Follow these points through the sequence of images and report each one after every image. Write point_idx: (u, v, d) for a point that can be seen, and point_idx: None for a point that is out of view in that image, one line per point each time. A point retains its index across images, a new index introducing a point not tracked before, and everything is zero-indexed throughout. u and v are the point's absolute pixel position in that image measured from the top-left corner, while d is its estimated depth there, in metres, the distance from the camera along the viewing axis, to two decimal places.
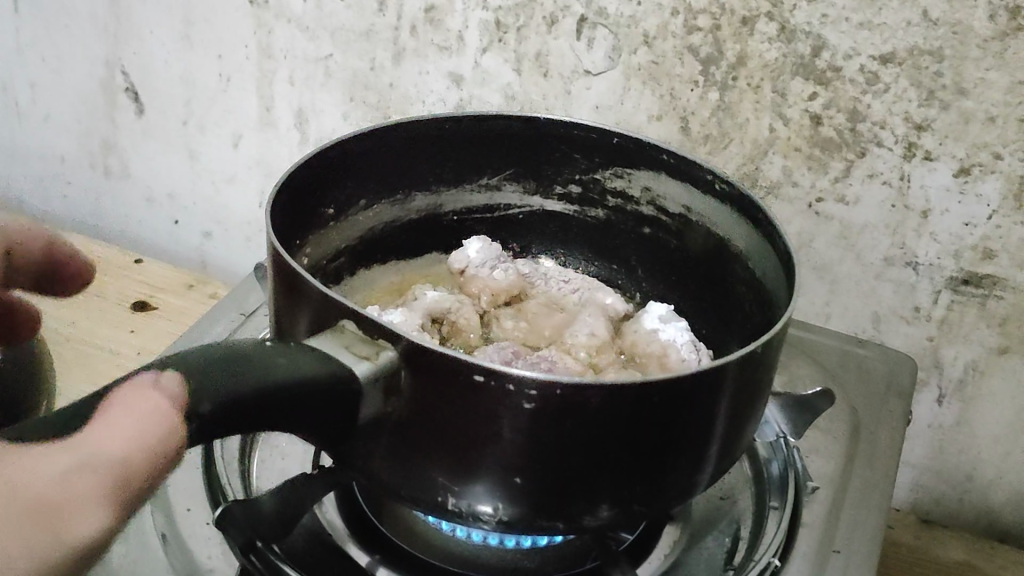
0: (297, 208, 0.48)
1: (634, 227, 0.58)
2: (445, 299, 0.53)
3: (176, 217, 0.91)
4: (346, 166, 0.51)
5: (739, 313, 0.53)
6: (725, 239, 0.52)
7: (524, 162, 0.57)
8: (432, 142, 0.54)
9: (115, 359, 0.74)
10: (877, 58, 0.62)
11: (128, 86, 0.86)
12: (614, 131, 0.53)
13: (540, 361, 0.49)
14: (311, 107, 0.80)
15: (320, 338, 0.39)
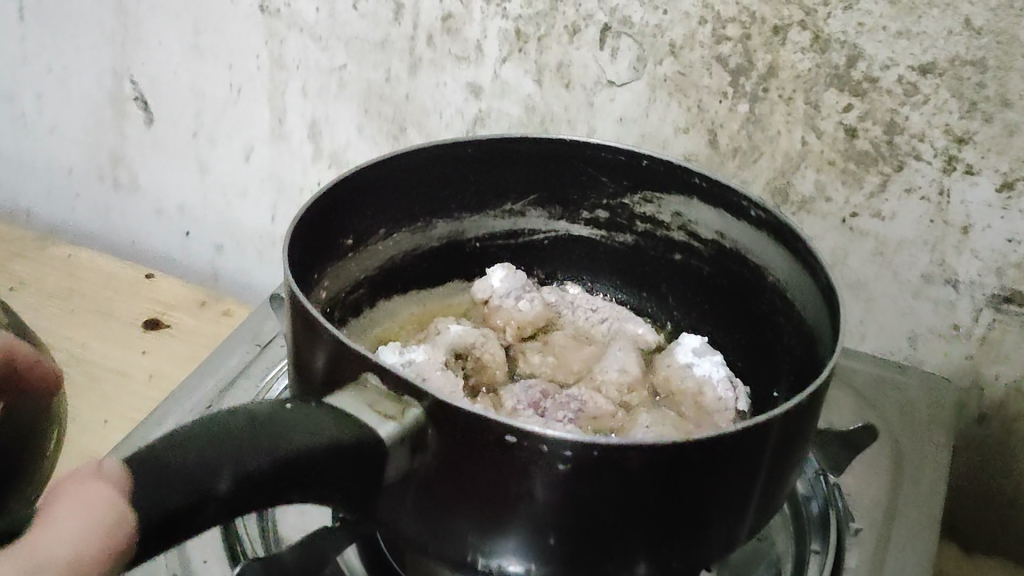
0: (312, 242, 0.46)
1: (664, 253, 0.56)
2: (468, 335, 0.51)
3: (187, 230, 0.89)
4: (363, 196, 0.48)
5: (776, 345, 0.50)
6: (762, 267, 0.50)
7: (548, 186, 0.54)
8: (453, 168, 0.51)
9: (125, 383, 0.72)
10: (915, 68, 0.59)
11: (136, 95, 0.84)
12: (643, 154, 0.51)
13: (569, 402, 0.48)
14: (325, 119, 0.78)
15: (341, 394, 0.37)
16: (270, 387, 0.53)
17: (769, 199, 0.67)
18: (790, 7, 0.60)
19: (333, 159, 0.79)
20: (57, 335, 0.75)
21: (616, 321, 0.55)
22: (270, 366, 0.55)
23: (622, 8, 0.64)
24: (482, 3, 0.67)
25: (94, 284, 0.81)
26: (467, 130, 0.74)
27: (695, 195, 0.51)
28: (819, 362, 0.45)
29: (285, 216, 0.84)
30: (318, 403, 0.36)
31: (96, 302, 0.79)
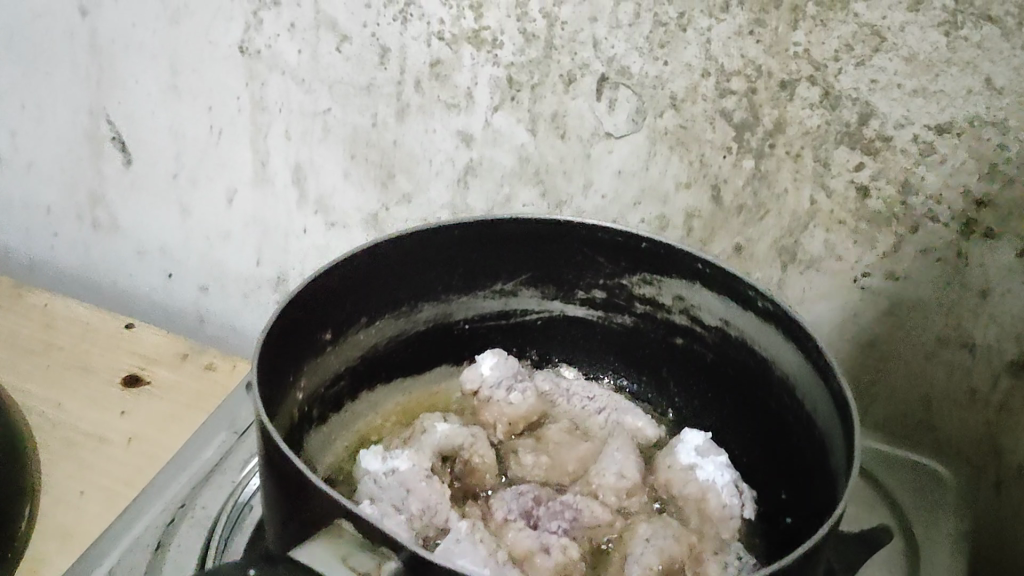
0: (293, 339, 0.45)
1: (663, 337, 0.56)
2: (457, 435, 0.52)
3: (170, 271, 0.86)
4: (348, 288, 0.48)
5: (784, 437, 0.50)
6: (768, 361, 0.50)
7: (542, 267, 0.55)
8: (440, 251, 0.51)
9: (102, 449, 0.68)
10: (932, 127, 0.55)
11: (113, 136, 0.80)
12: (643, 236, 0.51)
13: (563, 511, 0.49)
14: (310, 163, 0.74)
15: (313, 546, 0.35)
16: (246, 482, 0.52)
17: (776, 257, 0.63)
18: (798, 61, 0.56)
19: (319, 204, 0.76)
20: (32, 396, 0.72)
21: (613, 412, 0.56)
22: (246, 461, 0.54)
23: (620, 58, 0.60)
24: (472, 49, 0.63)
25: (71, 337, 0.78)
26: (458, 179, 0.70)
27: (697, 281, 0.51)
28: (833, 465, 0.44)
29: (270, 260, 0.81)
30: (286, 559, 0.35)
31: (74, 356, 0.76)
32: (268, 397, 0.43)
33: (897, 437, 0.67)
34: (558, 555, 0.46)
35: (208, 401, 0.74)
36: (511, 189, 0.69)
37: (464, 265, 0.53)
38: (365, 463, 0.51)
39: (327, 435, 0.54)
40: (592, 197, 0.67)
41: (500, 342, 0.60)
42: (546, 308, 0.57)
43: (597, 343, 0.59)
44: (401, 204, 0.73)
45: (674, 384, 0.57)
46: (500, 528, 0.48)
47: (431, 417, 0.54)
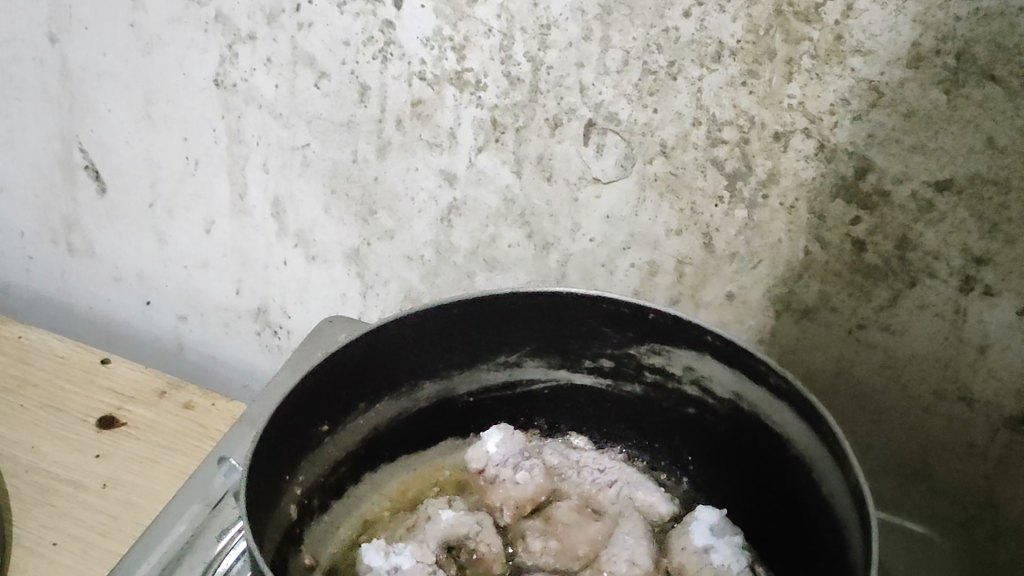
0: (287, 435, 0.45)
1: (676, 406, 0.54)
2: (462, 523, 0.52)
3: (148, 299, 0.84)
4: (335, 375, 0.47)
5: (794, 519, 0.47)
6: (781, 437, 0.47)
7: (546, 338, 0.53)
8: (435, 326, 0.50)
9: (76, 494, 0.66)
10: (931, 184, 0.53)
11: (87, 164, 0.78)
12: (648, 308, 0.48)
13: None
14: (289, 197, 0.72)
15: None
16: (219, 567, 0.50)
17: (769, 305, 0.62)
18: (792, 113, 0.54)
19: (299, 237, 0.74)
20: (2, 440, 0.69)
21: (625, 486, 0.55)
22: (218, 536, 0.51)
23: (608, 104, 0.58)
24: (455, 90, 0.61)
25: (44, 374, 0.76)
26: (441, 217, 0.68)
27: (708, 353, 0.49)
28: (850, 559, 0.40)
29: (250, 290, 0.79)
30: None
31: (48, 395, 0.74)
32: (265, 501, 0.43)
33: (892, 485, 0.65)
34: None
35: (186, 441, 0.72)
36: (496, 229, 0.66)
37: (464, 339, 0.52)
38: (366, 559, 0.49)
39: (332, 522, 0.53)
40: (580, 240, 0.64)
41: (511, 412, 0.58)
42: (553, 376, 0.55)
43: (609, 410, 0.57)
44: (383, 240, 0.71)
45: (688, 452, 0.55)
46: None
47: (438, 503, 0.54)
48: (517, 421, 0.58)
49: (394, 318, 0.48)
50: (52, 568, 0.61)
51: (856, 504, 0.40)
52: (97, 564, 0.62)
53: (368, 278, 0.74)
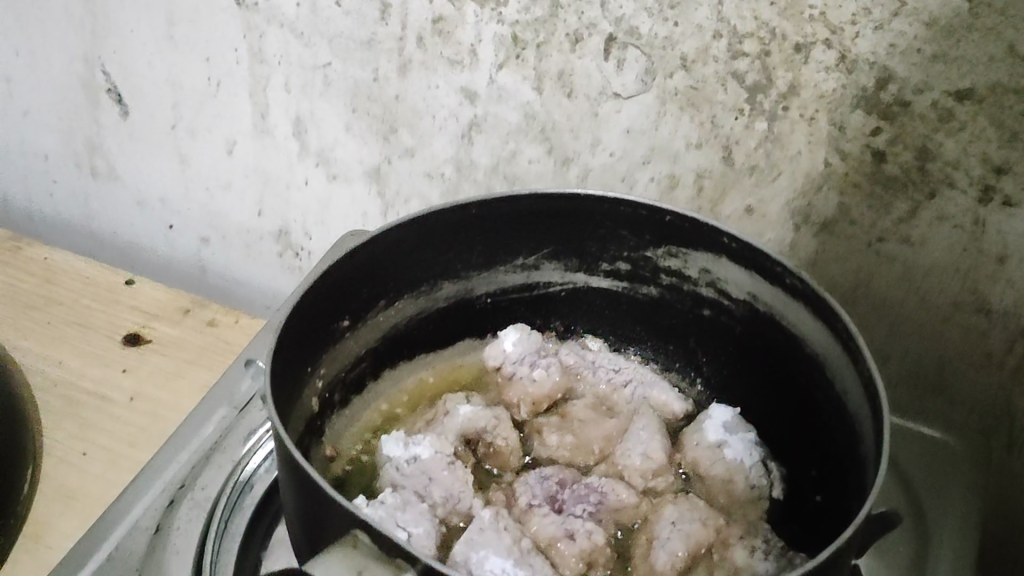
0: (310, 331, 0.45)
1: (692, 308, 0.54)
2: (480, 417, 0.51)
3: (170, 222, 0.85)
4: (358, 273, 0.47)
5: (808, 411, 0.49)
6: (799, 337, 0.48)
7: (565, 241, 0.53)
8: (457, 227, 0.50)
9: (104, 407, 0.67)
10: (952, 94, 0.53)
11: (110, 86, 0.78)
12: (666, 210, 0.49)
13: (588, 496, 0.48)
14: (311, 116, 0.72)
15: (327, 559, 0.34)
16: (246, 464, 0.52)
17: (788, 218, 0.62)
18: (814, 24, 0.54)
19: (321, 157, 0.74)
20: (29, 355, 0.71)
21: (639, 385, 0.56)
22: (246, 436, 0.53)
23: (629, 18, 0.58)
24: (476, 6, 0.61)
25: (71, 292, 0.77)
26: (461, 134, 0.68)
27: (724, 255, 0.50)
28: (862, 448, 0.43)
29: (271, 211, 0.79)
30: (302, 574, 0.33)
31: (75, 312, 0.75)
32: (286, 392, 0.44)
33: (909, 398, 0.66)
34: (582, 541, 0.46)
35: (212, 356, 0.73)
36: (516, 146, 0.67)
37: (484, 240, 0.52)
38: (384, 449, 0.48)
39: (351, 416, 0.53)
40: (600, 155, 0.65)
41: (526, 312, 0.59)
42: (570, 279, 0.56)
43: (623, 313, 0.58)
44: (404, 159, 0.71)
45: (702, 352, 0.56)
46: (524, 514, 0.47)
47: (456, 397, 0.54)
48: (534, 322, 0.59)
49: (417, 217, 0.47)
50: (83, 476, 0.63)
51: (869, 397, 0.41)
52: (125, 473, 0.63)
53: (389, 198, 0.74)
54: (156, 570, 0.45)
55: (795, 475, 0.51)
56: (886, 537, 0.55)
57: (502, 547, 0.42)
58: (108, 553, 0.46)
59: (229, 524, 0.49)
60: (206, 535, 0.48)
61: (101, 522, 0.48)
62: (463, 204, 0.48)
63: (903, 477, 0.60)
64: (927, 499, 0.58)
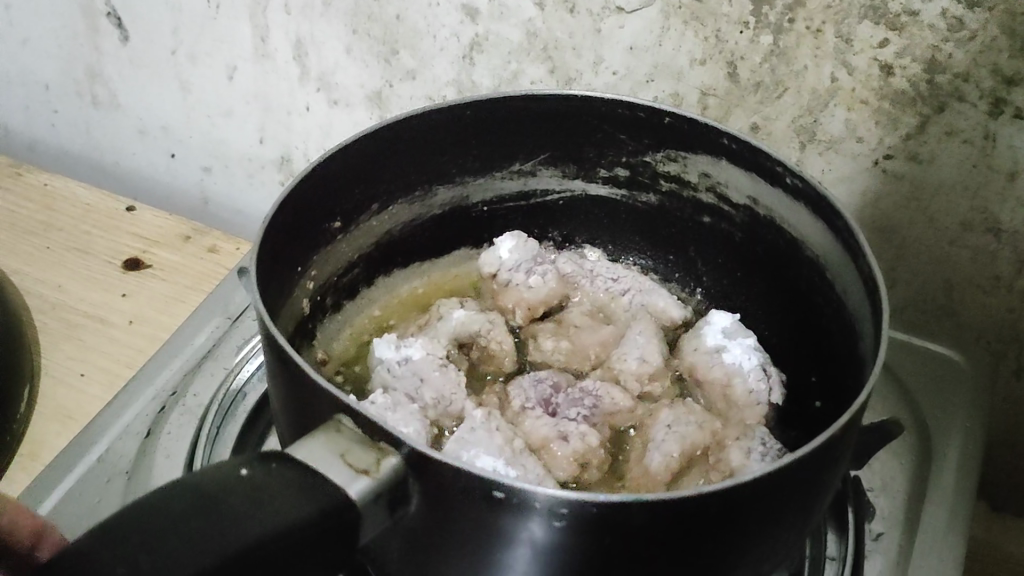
0: (299, 226, 0.46)
1: (692, 216, 0.55)
2: (473, 321, 0.53)
3: (172, 151, 0.84)
4: (354, 170, 0.48)
5: (806, 312, 0.50)
6: (800, 238, 0.48)
7: (563, 146, 0.54)
8: (455, 128, 0.51)
9: (102, 329, 0.66)
10: (962, 1, 0.51)
11: (110, 12, 0.76)
12: (666, 112, 0.49)
13: (583, 398, 0.49)
14: (311, 39, 0.70)
15: (309, 440, 0.33)
16: (238, 372, 0.54)
17: (794, 137, 0.60)
18: None
19: (321, 81, 0.72)
20: (29, 279, 0.70)
21: (637, 295, 0.57)
22: (237, 345, 0.56)
23: None
24: None
25: (72, 219, 0.76)
26: (463, 55, 0.66)
27: (723, 157, 0.50)
28: (862, 344, 0.42)
29: (274, 138, 0.78)
30: (284, 453, 0.32)
31: (74, 238, 0.74)
32: (275, 285, 0.45)
33: (913, 321, 0.65)
34: (576, 443, 0.46)
35: (213, 279, 0.72)
36: (518, 66, 0.65)
37: (481, 145, 0.53)
38: (376, 350, 0.48)
39: (344, 321, 0.56)
40: (602, 74, 0.62)
41: (526, 222, 0.60)
42: (568, 187, 0.57)
43: (623, 224, 0.59)
44: (405, 81, 0.69)
45: (702, 263, 0.57)
46: (518, 417, 0.48)
47: (451, 303, 0.55)
48: (532, 232, 0.61)
49: (415, 115, 0.48)
50: (81, 397, 0.61)
51: (868, 290, 0.40)
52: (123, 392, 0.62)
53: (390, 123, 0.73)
54: (147, 466, 0.48)
55: (794, 379, 0.51)
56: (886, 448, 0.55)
57: (494, 447, 0.41)
58: (98, 456, 0.49)
59: (221, 427, 0.51)
60: (195, 437, 0.50)
61: (93, 431, 0.51)
62: (460, 104, 0.49)
63: (906, 391, 0.59)
64: (931, 413, 0.57)
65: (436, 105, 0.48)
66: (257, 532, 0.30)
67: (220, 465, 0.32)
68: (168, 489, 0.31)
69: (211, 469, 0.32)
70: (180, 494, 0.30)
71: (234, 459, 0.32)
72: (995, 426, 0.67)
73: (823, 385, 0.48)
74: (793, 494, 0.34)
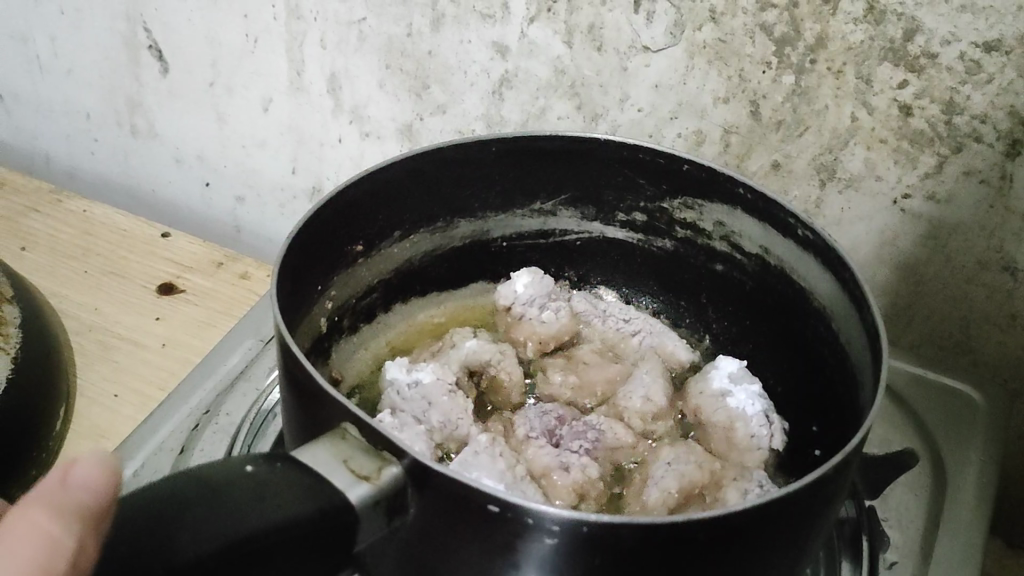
0: (321, 246, 0.48)
1: (704, 262, 0.57)
2: (485, 350, 0.54)
3: (207, 180, 0.86)
4: (376, 199, 0.50)
5: (810, 362, 0.51)
6: (807, 289, 0.49)
7: (583, 187, 0.56)
8: (478, 164, 0.52)
9: (136, 351, 0.68)
10: (980, 45, 0.52)
11: (150, 44, 0.78)
12: (684, 159, 0.51)
13: (585, 432, 0.50)
14: (345, 72, 0.72)
15: (315, 446, 0.34)
16: (269, 393, 0.55)
17: (815, 174, 0.61)
18: None
19: (354, 114, 0.74)
20: (66, 301, 0.72)
21: (649, 336, 0.59)
22: (268, 369, 0.58)
23: None
24: None
25: (108, 245, 0.78)
26: (493, 90, 0.68)
27: (738, 206, 0.51)
28: (862, 396, 0.43)
29: (306, 169, 0.80)
30: (289, 457, 0.34)
31: (109, 263, 0.76)
32: (294, 303, 0.47)
33: (931, 357, 0.66)
34: (576, 474, 0.46)
35: (240, 305, 0.74)
36: (545, 101, 0.66)
37: (503, 182, 0.55)
38: (387, 372, 0.50)
39: (358, 344, 0.57)
40: (627, 110, 0.64)
41: (543, 262, 0.62)
42: (586, 228, 0.59)
43: (637, 267, 0.60)
44: (436, 115, 0.71)
45: (712, 309, 0.58)
46: (520, 446, 0.49)
47: (463, 333, 0.56)
48: (548, 270, 0.62)
49: (440, 149, 0.50)
50: (115, 416, 0.63)
51: (872, 342, 0.42)
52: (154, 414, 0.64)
53: None
54: None
55: (795, 429, 0.52)
56: (903, 479, 0.56)
57: (495, 472, 0.42)
58: (134, 471, 0.50)
59: (253, 443, 0.52)
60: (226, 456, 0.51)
61: (130, 445, 0.52)
62: (484, 142, 0.51)
63: (919, 428, 0.60)
64: (946, 449, 0.58)
65: (461, 141, 0.50)
66: (256, 523, 0.30)
67: (223, 462, 0.33)
68: (174, 477, 0.32)
69: (216, 464, 0.33)
70: (182, 482, 0.31)
71: (238, 458, 0.33)
72: (1011, 463, 0.68)
73: (822, 429, 0.49)
74: (790, 525, 0.35)
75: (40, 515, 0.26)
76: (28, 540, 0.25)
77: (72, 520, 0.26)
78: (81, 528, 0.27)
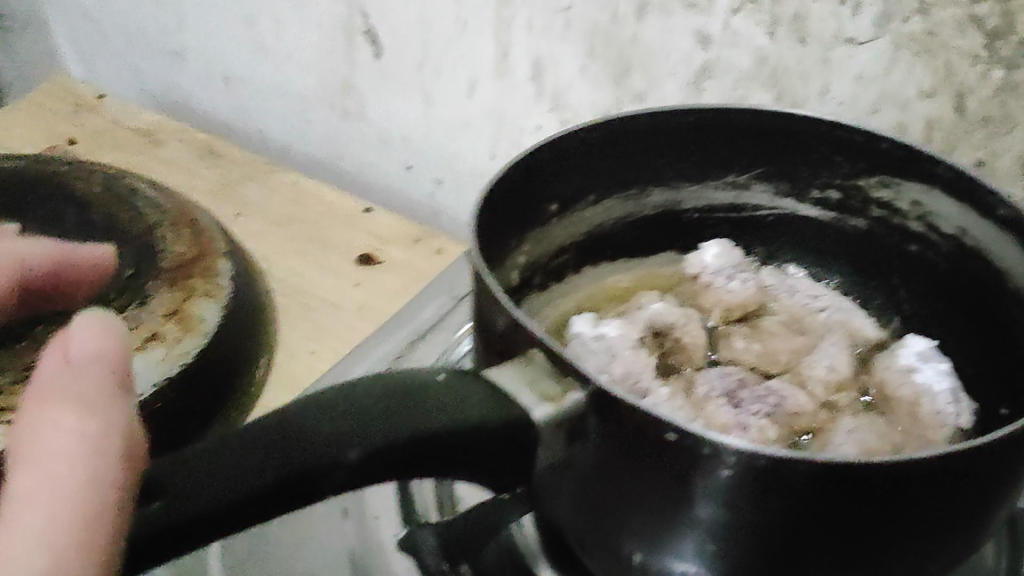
0: (520, 199, 0.50)
1: (897, 241, 0.57)
2: (670, 314, 0.55)
3: (410, 162, 0.89)
4: (574, 159, 0.51)
5: (1001, 346, 0.50)
6: (1005, 272, 0.48)
7: (779, 163, 0.56)
8: (675, 132, 0.53)
9: (334, 313, 0.71)
10: None
11: (366, 28, 0.82)
12: (884, 135, 0.51)
13: (767, 396, 0.50)
14: (549, 58, 0.74)
15: (504, 368, 0.36)
16: (459, 345, 0.57)
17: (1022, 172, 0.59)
18: None
19: (555, 100, 0.76)
20: (272, 263, 0.76)
21: (837, 311, 0.58)
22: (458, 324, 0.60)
23: None
24: None
25: (315, 215, 0.82)
26: (693, 80, 0.68)
27: (936, 186, 0.51)
28: None
29: (505, 154, 0.82)
30: (479, 376, 0.36)
31: (315, 232, 0.80)
32: (491, 251, 0.49)
33: None
34: (754, 435, 0.47)
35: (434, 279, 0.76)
36: (745, 91, 0.67)
37: (698, 153, 0.56)
38: (574, 325, 0.53)
39: (547, 301, 0.59)
40: (829, 102, 0.64)
41: (732, 236, 0.63)
42: (779, 205, 0.59)
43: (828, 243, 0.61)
44: (635, 103, 0.72)
45: (903, 291, 0.58)
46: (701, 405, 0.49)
47: (650, 296, 0.58)
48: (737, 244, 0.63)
49: (640, 115, 0.51)
50: (312, 370, 0.66)
51: None
52: None
53: None
54: None
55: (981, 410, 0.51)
56: None
57: None
58: None
59: None
60: None
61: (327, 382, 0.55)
62: (683, 110, 0.52)
63: None
64: None
65: (661, 107, 0.51)
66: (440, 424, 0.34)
67: (421, 369, 0.36)
68: (376, 377, 0.35)
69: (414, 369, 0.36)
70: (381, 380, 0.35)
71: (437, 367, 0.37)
72: None
73: (1014, 410, 0.48)
74: (972, 487, 0.34)
75: (91, 385, 0.32)
76: (65, 423, 0.30)
77: (113, 392, 0.32)
78: (115, 397, 0.32)
